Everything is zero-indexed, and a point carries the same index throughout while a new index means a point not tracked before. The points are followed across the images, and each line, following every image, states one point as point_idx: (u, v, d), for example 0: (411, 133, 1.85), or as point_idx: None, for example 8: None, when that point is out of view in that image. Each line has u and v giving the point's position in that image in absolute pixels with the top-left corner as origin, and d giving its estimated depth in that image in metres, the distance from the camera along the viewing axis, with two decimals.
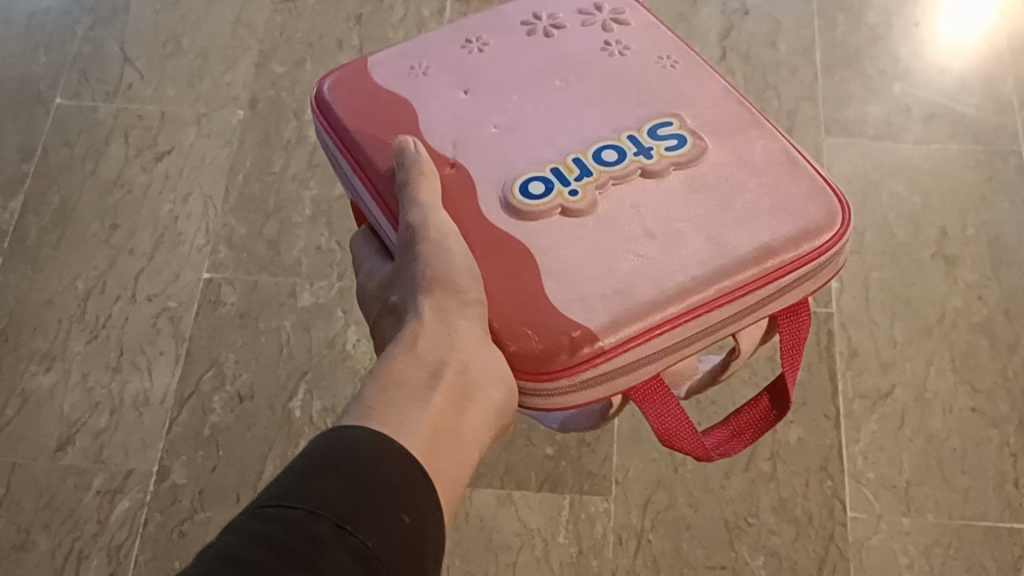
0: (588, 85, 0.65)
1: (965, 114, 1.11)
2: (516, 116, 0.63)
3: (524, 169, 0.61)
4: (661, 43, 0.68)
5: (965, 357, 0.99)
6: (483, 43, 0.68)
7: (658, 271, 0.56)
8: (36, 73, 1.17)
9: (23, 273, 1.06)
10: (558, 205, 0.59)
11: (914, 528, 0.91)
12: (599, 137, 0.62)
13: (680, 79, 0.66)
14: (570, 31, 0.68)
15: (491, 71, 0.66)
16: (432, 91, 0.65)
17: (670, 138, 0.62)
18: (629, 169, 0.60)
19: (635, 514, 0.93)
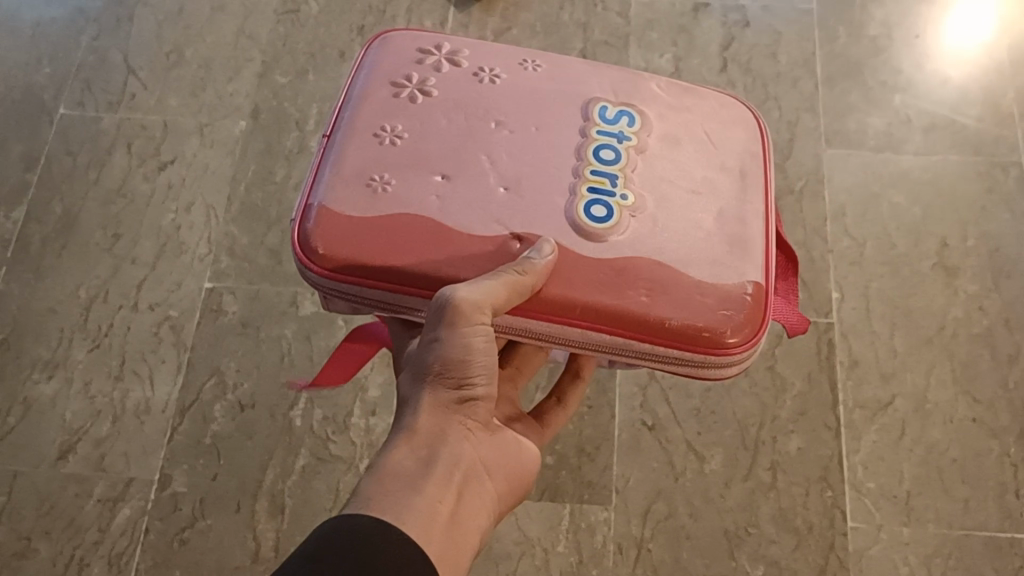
0: (519, 119, 0.63)
1: (965, 125, 1.12)
2: (511, 167, 0.61)
3: (567, 205, 0.60)
4: (508, 55, 0.67)
5: (965, 368, 0.99)
6: (396, 133, 0.62)
7: (732, 215, 0.62)
8: (40, 83, 1.18)
9: (26, 281, 1.06)
10: (621, 221, 0.60)
11: (914, 538, 0.92)
12: (580, 146, 0.63)
13: (555, 75, 0.66)
14: (454, 70, 0.65)
15: (433, 145, 0.62)
16: (410, 190, 0.60)
17: (622, 119, 0.64)
18: (631, 157, 0.63)
19: (635, 523, 0.93)
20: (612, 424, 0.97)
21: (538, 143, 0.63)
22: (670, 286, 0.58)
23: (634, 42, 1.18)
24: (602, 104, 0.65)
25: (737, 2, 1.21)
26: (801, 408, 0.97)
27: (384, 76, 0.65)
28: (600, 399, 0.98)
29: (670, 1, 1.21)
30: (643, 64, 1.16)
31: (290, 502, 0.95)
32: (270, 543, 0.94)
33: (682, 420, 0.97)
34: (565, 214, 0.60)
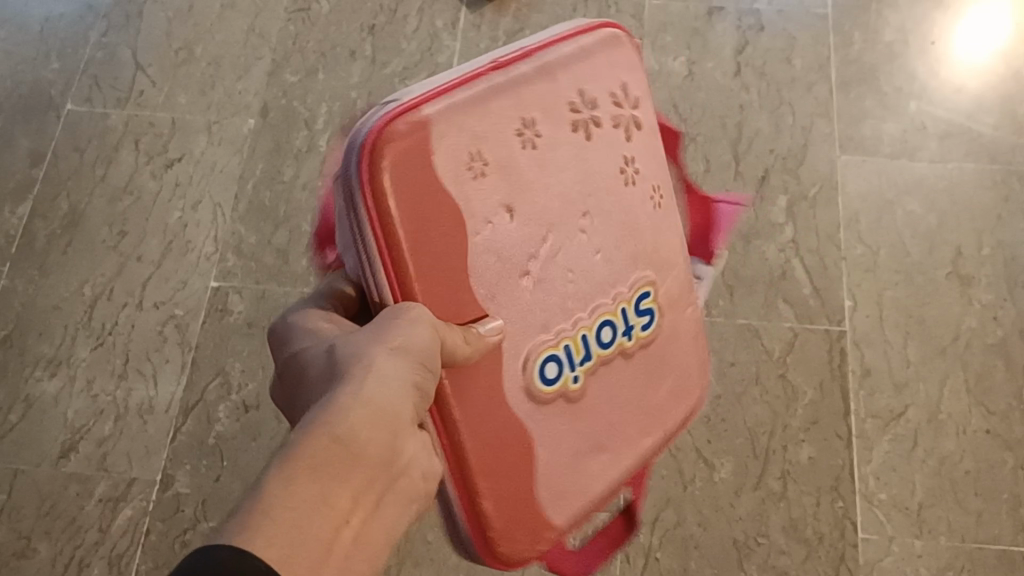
0: (607, 228, 0.59)
1: (982, 133, 1.10)
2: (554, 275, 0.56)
3: (540, 344, 0.56)
4: (658, 160, 0.63)
5: (979, 379, 0.97)
6: (539, 135, 0.55)
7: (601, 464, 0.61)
8: (48, 78, 1.17)
9: (31, 278, 1.05)
10: (562, 395, 0.58)
11: (927, 551, 0.90)
12: (601, 305, 0.59)
13: (660, 220, 0.63)
14: (622, 140, 0.60)
15: (545, 198, 0.55)
16: (486, 203, 0.52)
17: (643, 316, 0.62)
18: (614, 352, 0.60)
19: (643, 531, 0.92)
20: None
21: (586, 266, 0.58)
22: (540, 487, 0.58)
23: (647, 45, 1.17)
24: (647, 289, 0.62)
25: (752, 6, 1.19)
26: (812, 417, 0.96)
27: (580, 79, 0.58)
28: None
29: (684, 4, 1.19)
30: (656, 67, 1.15)
31: None
32: None
33: (691, 427, 0.96)
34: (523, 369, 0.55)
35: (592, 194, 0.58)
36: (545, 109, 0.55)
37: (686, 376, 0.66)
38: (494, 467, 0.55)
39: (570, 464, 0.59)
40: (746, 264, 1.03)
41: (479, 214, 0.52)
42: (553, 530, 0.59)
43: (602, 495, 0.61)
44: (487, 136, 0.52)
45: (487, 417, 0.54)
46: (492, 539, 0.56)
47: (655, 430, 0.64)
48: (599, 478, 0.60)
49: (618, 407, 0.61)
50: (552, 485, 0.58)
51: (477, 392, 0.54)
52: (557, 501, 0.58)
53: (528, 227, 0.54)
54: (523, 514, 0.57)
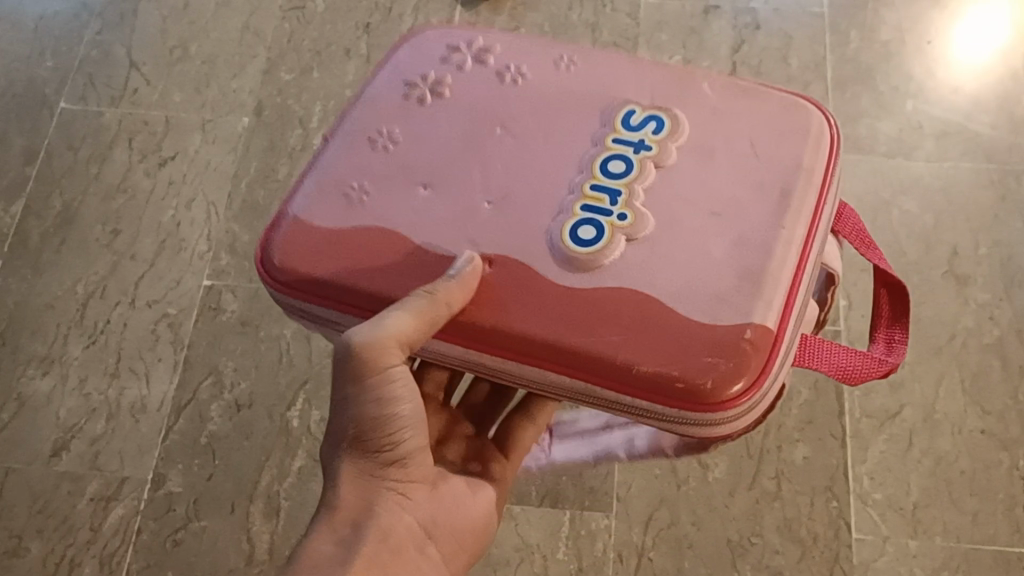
0: (524, 129, 0.66)
1: (979, 132, 1.10)
2: (501, 185, 0.64)
3: (556, 224, 0.62)
4: (542, 50, 0.70)
5: (975, 378, 0.97)
6: (392, 138, 0.67)
7: (754, 244, 0.61)
8: (42, 76, 1.17)
9: (24, 276, 1.05)
10: (622, 235, 0.61)
11: (922, 551, 0.90)
12: (587, 155, 0.64)
13: (588, 73, 0.68)
14: (477, 69, 0.69)
15: (435, 154, 0.66)
16: (395, 199, 0.65)
17: (647, 124, 0.65)
18: (645, 170, 0.63)
19: (637, 531, 0.91)
20: None
21: (543, 151, 0.65)
22: (651, 326, 0.58)
23: (643, 44, 1.16)
24: (629, 108, 0.66)
25: (748, 4, 1.19)
26: (807, 417, 0.95)
27: (401, 77, 0.70)
28: None
29: (680, 2, 1.19)
30: None
31: (286, 504, 0.93)
32: (264, 545, 0.92)
33: None
34: (548, 241, 0.62)
35: (498, 114, 0.67)
36: (392, 120, 0.68)
37: (774, 125, 0.65)
38: (603, 330, 0.59)
39: (695, 279, 0.60)
40: None
41: (387, 212, 0.64)
42: (742, 330, 0.58)
43: (768, 278, 0.59)
44: (356, 170, 0.66)
45: (548, 309, 0.60)
46: (687, 381, 0.57)
47: (778, 189, 0.63)
48: (747, 259, 0.60)
49: (710, 196, 0.62)
50: (691, 300, 0.59)
51: (517, 299, 0.60)
52: (715, 316, 0.58)
53: (450, 180, 0.65)
54: (683, 350, 0.58)
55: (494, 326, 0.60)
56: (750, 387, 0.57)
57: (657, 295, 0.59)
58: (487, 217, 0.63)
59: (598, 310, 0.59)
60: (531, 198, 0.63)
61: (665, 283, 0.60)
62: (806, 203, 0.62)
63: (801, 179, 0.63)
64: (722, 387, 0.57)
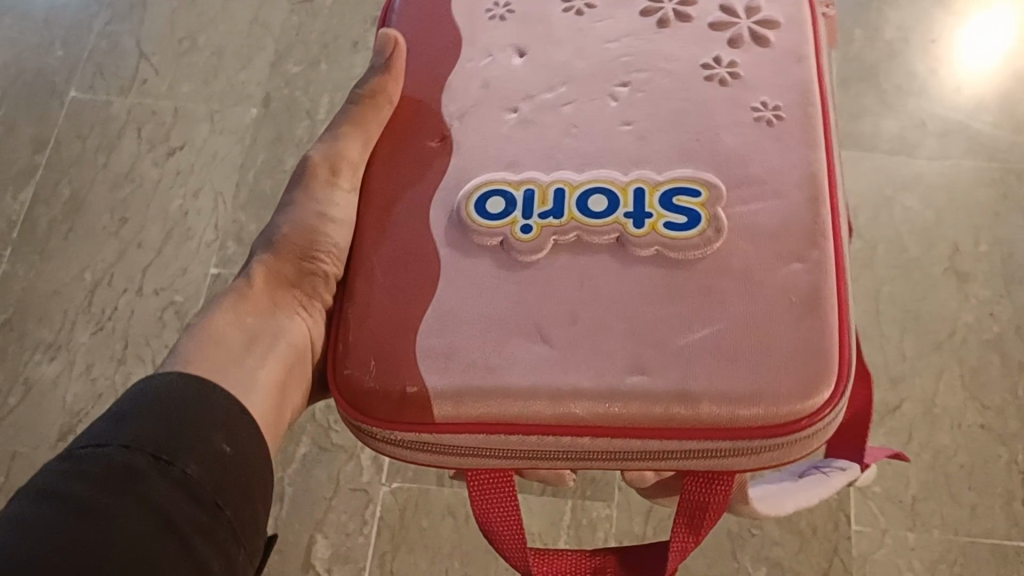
0: (644, 102, 0.60)
1: (981, 131, 1.10)
2: (536, 113, 0.61)
3: (493, 176, 0.59)
4: (786, 89, 0.60)
5: (975, 374, 0.97)
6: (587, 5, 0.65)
7: (559, 371, 0.53)
8: (52, 66, 1.18)
9: (32, 263, 1.06)
10: (500, 236, 0.57)
11: (920, 543, 0.91)
12: (605, 175, 0.58)
13: (757, 139, 0.58)
14: (731, 49, 0.61)
15: (566, 55, 0.63)
16: (475, 69, 0.64)
17: (682, 211, 0.56)
18: (608, 226, 0.56)
19: (638, 521, 0.92)
20: None
21: (606, 135, 0.60)
22: (416, 307, 0.56)
23: None
24: (696, 186, 0.57)
25: None
26: None
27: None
28: None
29: None
30: None
31: (290, 491, 0.94)
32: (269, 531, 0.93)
33: None
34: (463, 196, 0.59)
35: (665, 78, 0.61)
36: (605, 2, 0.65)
37: (772, 325, 0.52)
38: (390, 284, 0.57)
39: (476, 338, 0.54)
40: None
41: (461, 69, 0.64)
42: (410, 383, 0.54)
43: (509, 397, 0.53)
44: None
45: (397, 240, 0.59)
46: (349, 347, 0.56)
47: (647, 373, 0.52)
48: (520, 376, 0.53)
49: (610, 313, 0.54)
50: (443, 364, 0.54)
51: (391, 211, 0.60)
52: (429, 359, 0.54)
53: (498, 90, 0.63)
54: (381, 340, 0.56)
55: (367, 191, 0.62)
56: (389, 424, 0.54)
57: (459, 315, 0.55)
58: (485, 131, 0.61)
59: (414, 270, 0.57)
60: (516, 153, 0.60)
61: (495, 315, 0.55)
62: (620, 408, 0.52)
63: (670, 393, 0.51)
64: (355, 386, 0.55)
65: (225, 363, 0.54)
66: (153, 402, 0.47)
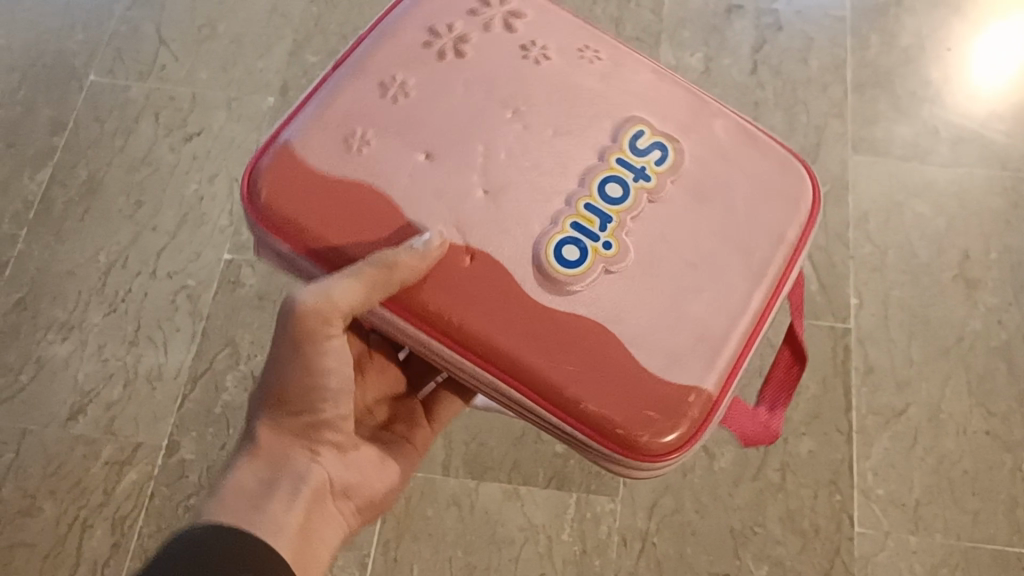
0: (541, 112, 0.61)
1: (994, 140, 1.11)
2: (500, 171, 0.59)
3: (544, 236, 0.58)
4: (572, 33, 0.65)
5: (981, 380, 0.98)
6: (405, 87, 0.61)
7: (719, 301, 0.58)
8: (72, 49, 1.19)
9: (47, 243, 1.07)
10: (601, 266, 0.58)
11: (922, 547, 0.91)
12: (591, 171, 0.60)
13: (612, 73, 0.64)
14: (504, 33, 0.64)
15: (443, 120, 0.60)
16: (388, 161, 0.59)
17: (654, 151, 0.61)
18: (639, 201, 0.60)
19: (641, 516, 0.92)
20: None
21: (548, 141, 0.61)
22: (578, 341, 0.56)
23: (666, 40, 1.18)
24: (639, 129, 0.62)
25: (771, 5, 1.20)
26: (814, 411, 0.96)
27: (421, 21, 0.64)
28: None
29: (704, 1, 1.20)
30: (673, 62, 1.16)
31: None
32: None
33: None
34: (536, 248, 0.57)
35: (511, 87, 0.62)
36: (360, 72, 0.62)
37: (768, 179, 0.62)
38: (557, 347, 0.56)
39: (666, 328, 0.57)
40: None
41: (385, 171, 0.59)
42: (690, 394, 0.56)
43: (731, 336, 0.58)
44: (352, 112, 0.60)
45: (518, 324, 0.56)
46: (624, 425, 0.55)
47: (755, 252, 0.60)
48: (719, 324, 0.58)
49: (699, 244, 0.59)
50: (684, 364, 0.56)
51: (488, 306, 0.56)
52: (669, 370, 0.56)
53: (440, 161, 0.59)
54: (631, 391, 0.56)
55: (450, 325, 0.56)
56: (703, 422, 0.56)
57: (626, 334, 0.57)
58: (473, 208, 0.58)
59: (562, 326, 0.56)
60: (507, 184, 0.59)
61: (642, 322, 0.57)
62: (774, 273, 0.60)
63: (775, 244, 0.61)
64: (662, 439, 0.55)
65: (249, 510, 0.59)
66: (173, 564, 0.53)
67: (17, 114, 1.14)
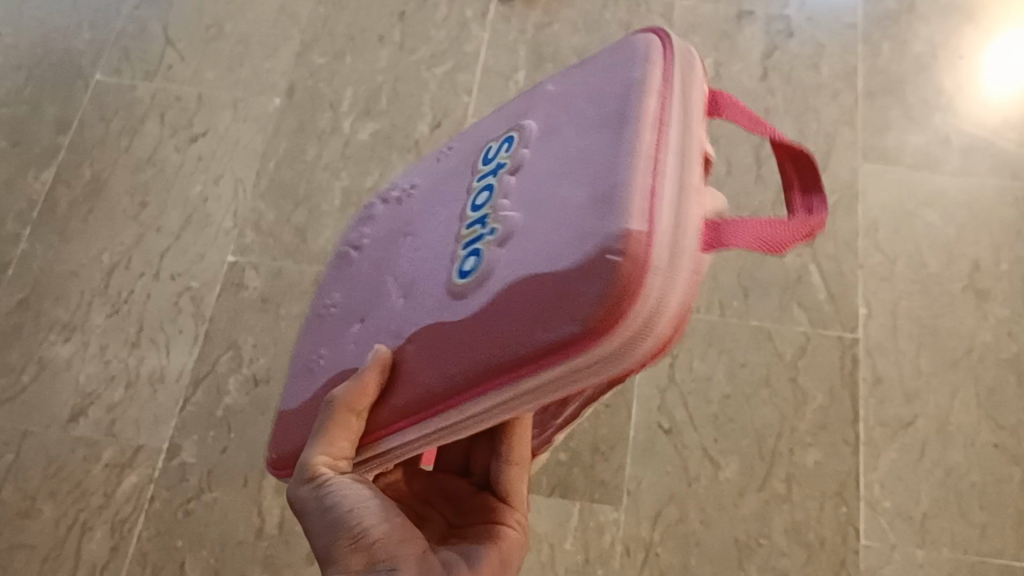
0: (424, 218, 0.59)
1: (1005, 149, 1.09)
2: (411, 269, 0.56)
3: (449, 266, 0.51)
4: (430, 161, 0.66)
5: (990, 393, 0.97)
6: (328, 307, 0.63)
7: (568, 199, 0.45)
8: (78, 48, 1.18)
9: (51, 243, 1.06)
10: (488, 251, 0.48)
11: (928, 561, 0.90)
12: (461, 209, 0.55)
13: (455, 156, 0.63)
14: (387, 207, 0.65)
15: (361, 287, 0.61)
16: (341, 351, 0.59)
17: (502, 144, 0.55)
18: (501, 186, 0.51)
19: (645, 525, 0.92)
20: (628, 425, 0.96)
21: (432, 220, 0.57)
22: (480, 322, 0.46)
23: None
24: (489, 146, 0.57)
25: (781, 12, 1.20)
26: (820, 422, 0.96)
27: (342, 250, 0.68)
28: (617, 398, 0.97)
29: (714, 6, 1.20)
30: None
31: None
32: (275, 520, 0.93)
33: (699, 425, 0.96)
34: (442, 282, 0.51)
35: (402, 226, 0.61)
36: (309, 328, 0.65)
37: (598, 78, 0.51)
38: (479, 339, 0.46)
39: (545, 248, 0.44)
40: (761, 267, 1.03)
41: (341, 361, 0.59)
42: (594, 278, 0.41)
43: (597, 213, 0.43)
44: (320, 342, 0.63)
45: (454, 346, 0.48)
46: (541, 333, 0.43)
47: (609, 120, 0.47)
48: (573, 200, 0.45)
49: (537, 176, 0.49)
50: (557, 258, 0.43)
51: (431, 353, 0.49)
52: (550, 270, 0.43)
53: (370, 315, 0.58)
54: (523, 312, 0.44)
55: (419, 399, 0.49)
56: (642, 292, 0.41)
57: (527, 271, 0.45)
58: (395, 314, 0.55)
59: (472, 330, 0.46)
60: (424, 262, 0.55)
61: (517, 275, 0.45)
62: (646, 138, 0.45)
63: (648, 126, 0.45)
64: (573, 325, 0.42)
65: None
66: None
67: (22, 113, 1.14)
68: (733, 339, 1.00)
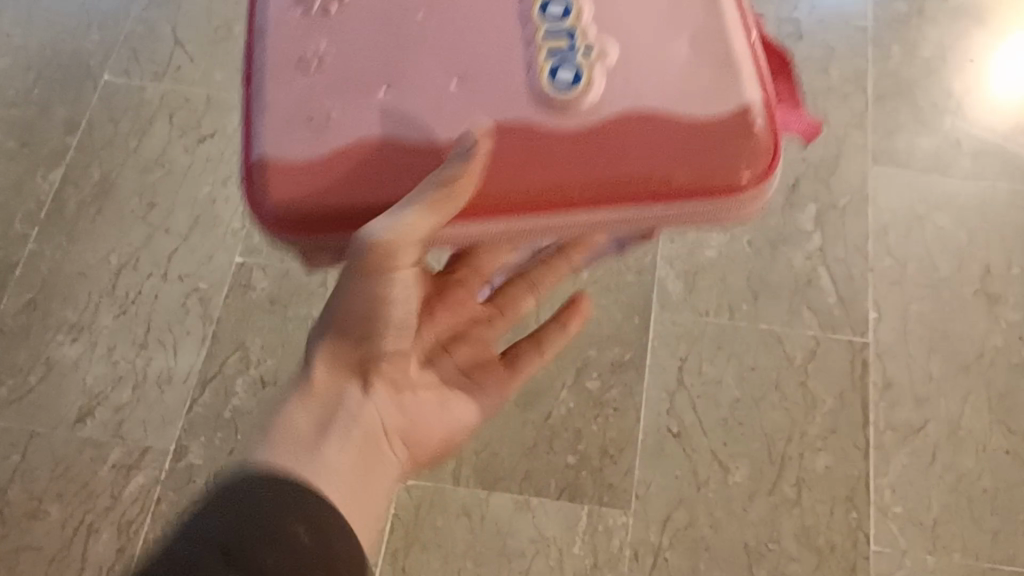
0: (451, 2, 0.53)
1: (1015, 154, 1.09)
2: (461, 56, 0.52)
3: (535, 64, 0.51)
4: None
5: (1002, 398, 0.96)
6: (318, 52, 0.52)
7: (675, 46, 0.52)
8: (87, 49, 1.18)
9: (59, 243, 1.06)
10: (596, 65, 0.51)
11: (939, 566, 0.89)
12: (526, 6, 0.53)
13: None
14: None
15: (360, 53, 0.52)
16: (353, 118, 0.51)
17: (557, 1, 0.53)
18: (590, 36, 0.52)
19: (654, 530, 0.91)
20: (637, 428, 0.95)
21: (477, 21, 0.53)
22: (624, 151, 0.50)
23: None
24: None
25: (791, 14, 1.19)
26: (831, 426, 0.95)
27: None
28: (627, 401, 0.96)
29: None
30: None
31: None
32: None
33: (709, 429, 0.95)
34: (528, 88, 0.51)
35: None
36: (273, 68, 0.52)
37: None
38: (617, 148, 0.50)
39: (664, 73, 0.51)
40: (771, 271, 1.03)
41: (355, 131, 0.50)
42: (728, 114, 0.50)
43: (705, 71, 0.52)
44: (289, 103, 0.51)
45: (580, 153, 0.50)
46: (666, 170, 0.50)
47: (691, 8, 0.53)
48: (682, 55, 0.52)
49: (649, 26, 0.53)
50: (687, 93, 0.51)
51: (526, 160, 0.50)
52: (668, 103, 0.51)
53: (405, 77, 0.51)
54: (660, 144, 0.50)
55: (519, 198, 0.50)
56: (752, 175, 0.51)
57: (652, 103, 0.51)
58: (456, 106, 0.51)
59: (609, 154, 0.50)
60: (495, 58, 0.52)
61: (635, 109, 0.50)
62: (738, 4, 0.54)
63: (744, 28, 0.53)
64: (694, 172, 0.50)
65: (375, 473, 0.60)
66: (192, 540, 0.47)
67: (31, 114, 1.14)
68: (743, 343, 0.99)
